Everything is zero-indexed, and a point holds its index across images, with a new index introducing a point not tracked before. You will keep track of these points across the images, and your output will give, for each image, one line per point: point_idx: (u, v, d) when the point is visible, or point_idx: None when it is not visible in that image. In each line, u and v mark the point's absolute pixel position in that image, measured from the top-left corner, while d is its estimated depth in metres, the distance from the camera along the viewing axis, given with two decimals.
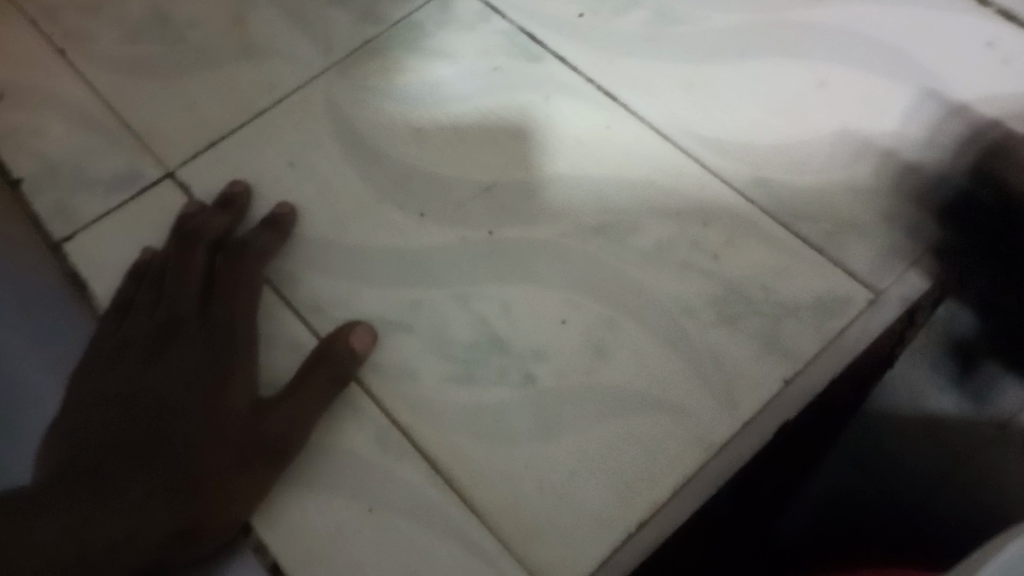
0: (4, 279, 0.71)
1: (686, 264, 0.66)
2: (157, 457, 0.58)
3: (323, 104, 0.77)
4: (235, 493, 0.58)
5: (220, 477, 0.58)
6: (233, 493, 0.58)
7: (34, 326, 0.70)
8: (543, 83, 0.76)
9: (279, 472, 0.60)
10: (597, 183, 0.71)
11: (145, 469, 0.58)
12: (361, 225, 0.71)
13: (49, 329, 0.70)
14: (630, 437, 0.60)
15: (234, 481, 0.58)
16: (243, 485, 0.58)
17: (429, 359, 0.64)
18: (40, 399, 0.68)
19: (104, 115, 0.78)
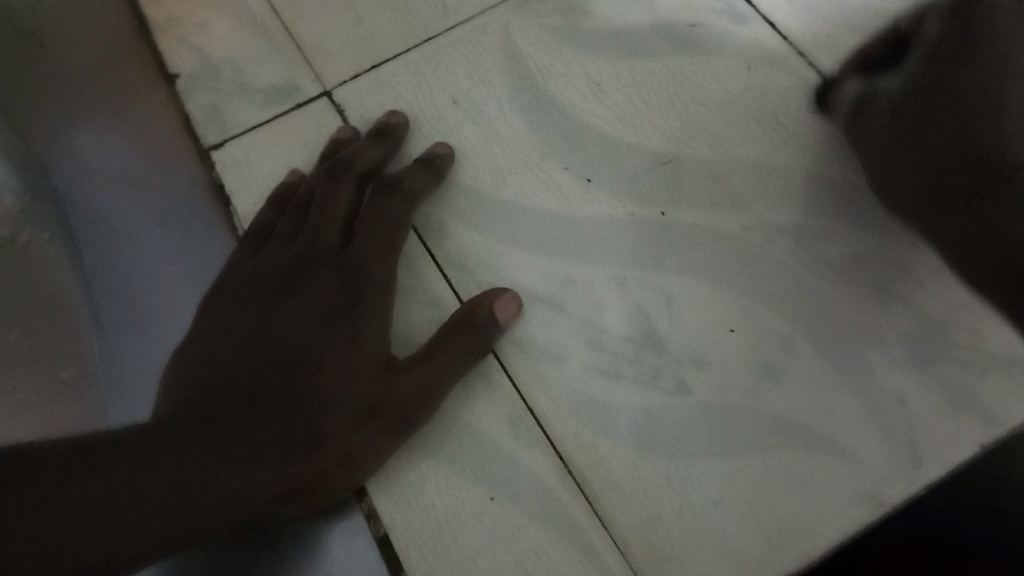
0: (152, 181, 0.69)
1: (884, 288, 0.59)
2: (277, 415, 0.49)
3: (499, 38, 0.71)
4: (357, 454, 0.53)
5: (347, 434, 0.52)
6: (355, 455, 0.53)
7: (181, 233, 0.67)
8: (746, 51, 0.68)
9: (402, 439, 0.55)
10: (792, 176, 0.63)
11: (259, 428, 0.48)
12: (520, 181, 0.65)
13: (194, 240, 0.67)
14: (794, 474, 0.55)
15: (360, 440, 0.53)
16: (366, 445, 0.53)
17: (576, 345, 0.59)
18: (177, 314, 0.65)
19: (271, 19, 0.74)
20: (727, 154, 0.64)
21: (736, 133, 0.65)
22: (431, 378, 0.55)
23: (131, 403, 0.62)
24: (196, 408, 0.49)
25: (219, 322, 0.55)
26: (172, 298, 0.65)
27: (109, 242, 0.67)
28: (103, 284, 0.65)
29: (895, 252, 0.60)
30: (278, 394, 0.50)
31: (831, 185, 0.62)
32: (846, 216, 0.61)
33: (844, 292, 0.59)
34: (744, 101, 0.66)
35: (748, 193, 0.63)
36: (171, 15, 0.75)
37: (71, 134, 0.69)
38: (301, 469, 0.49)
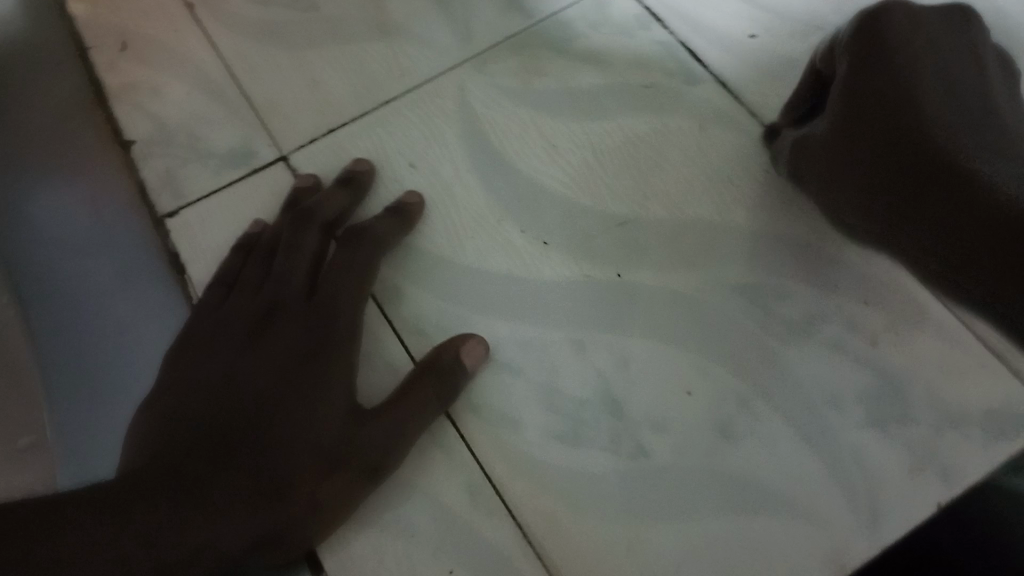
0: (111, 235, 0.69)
1: (839, 345, 0.59)
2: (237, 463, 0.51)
3: (455, 100, 0.71)
4: (322, 502, 0.53)
5: (309, 479, 0.52)
6: (320, 502, 0.53)
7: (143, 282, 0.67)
8: (698, 111, 0.69)
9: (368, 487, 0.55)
10: (747, 234, 0.64)
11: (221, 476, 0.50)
12: (477, 243, 0.65)
13: (154, 289, 0.67)
14: (752, 537, 0.54)
15: (323, 486, 0.53)
16: (330, 492, 0.53)
17: (533, 409, 0.59)
18: (142, 363, 0.64)
19: (226, 82, 0.73)
20: (681, 215, 0.65)
21: (690, 194, 0.66)
22: (397, 424, 0.55)
23: (99, 459, 0.61)
24: (169, 454, 0.51)
25: (187, 376, 0.57)
26: (135, 346, 0.65)
27: (69, 306, 0.66)
28: (63, 348, 0.64)
29: (850, 308, 0.61)
30: (239, 445, 0.52)
31: (786, 243, 0.63)
32: (799, 273, 0.62)
33: (802, 351, 0.59)
34: (696, 161, 0.67)
35: (703, 253, 0.63)
36: (125, 80, 0.74)
37: (32, 198, 0.70)
38: (262, 518, 0.51)
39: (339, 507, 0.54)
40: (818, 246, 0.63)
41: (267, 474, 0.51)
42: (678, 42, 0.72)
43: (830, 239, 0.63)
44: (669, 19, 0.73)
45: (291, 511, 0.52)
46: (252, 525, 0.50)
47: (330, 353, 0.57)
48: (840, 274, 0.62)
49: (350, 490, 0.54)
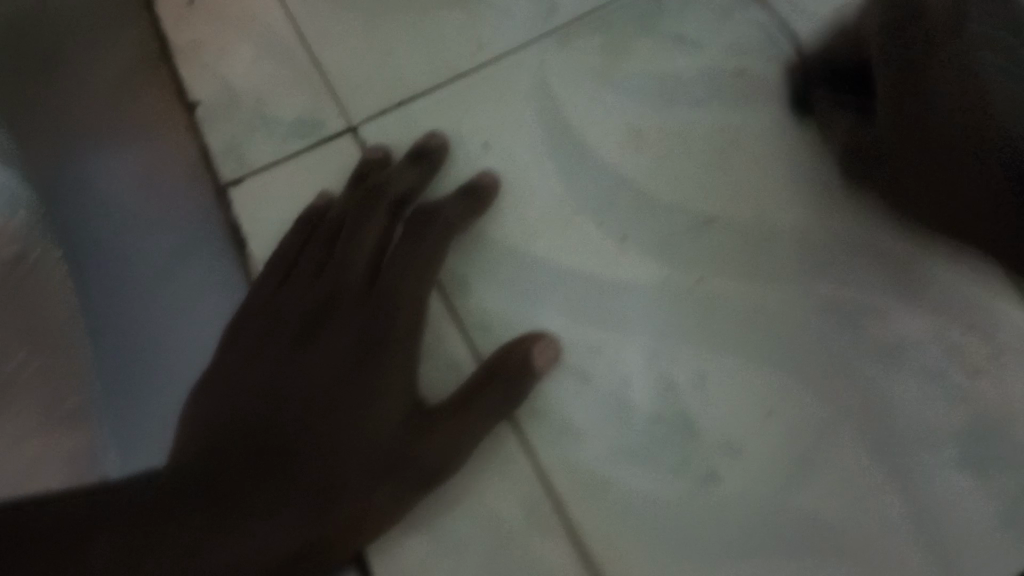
0: (159, 194, 0.67)
1: (936, 377, 0.55)
2: (295, 465, 0.50)
3: (534, 76, 0.67)
4: (376, 506, 0.51)
5: (366, 486, 0.50)
6: (377, 506, 0.51)
7: (188, 232, 0.66)
8: (795, 104, 0.64)
9: (425, 495, 0.53)
10: (843, 245, 0.59)
11: (280, 480, 0.49)
12: (550, 237, 0.61)
13: (194, 241, 0.66)
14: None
15: (378, 493, 0.51)
16: (386, 499, 0.51)
17: (599, 422, 0.56)
18: (196, 325, 0.64)
19: (296, 44, 0.70)
20: (772, 221, 0.60)
21: (783, 197, 0.61)
22: (457, 429, 0.53)
23: (154, 437, 0.61)
24: (224, 451, 0.50)
25: (237, 365, 0.54)
26: (186, 306, 0.64)
27: (126, 280, 0.65)
28: (118, 325, 0.63)
29: (952, 336, 0.56)
30: (295, 447, 0.50)
31: (888, 261, 0.58)
32: (897, 294, 0.57)
33: (897, 380, 0.55)
34: (792, 160, 0.62)
35: (794, 266, 0.59)
36: (191, 37, 0.71)
37: (91, 165, 0.68)
38: (316, 524, 0.49)
39: (395, 513, 0.52)
40: (921, 264, 0.58)
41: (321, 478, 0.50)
42: (779, 24, 0.67)
43: (937, 258, 0.58)
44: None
45: (346, 517, 0.50)
46: (302, 532, 0.48)
47: (392, 349, 0.54)
48: (946, 302, 0.57)
49: (407, 495, 0.52)
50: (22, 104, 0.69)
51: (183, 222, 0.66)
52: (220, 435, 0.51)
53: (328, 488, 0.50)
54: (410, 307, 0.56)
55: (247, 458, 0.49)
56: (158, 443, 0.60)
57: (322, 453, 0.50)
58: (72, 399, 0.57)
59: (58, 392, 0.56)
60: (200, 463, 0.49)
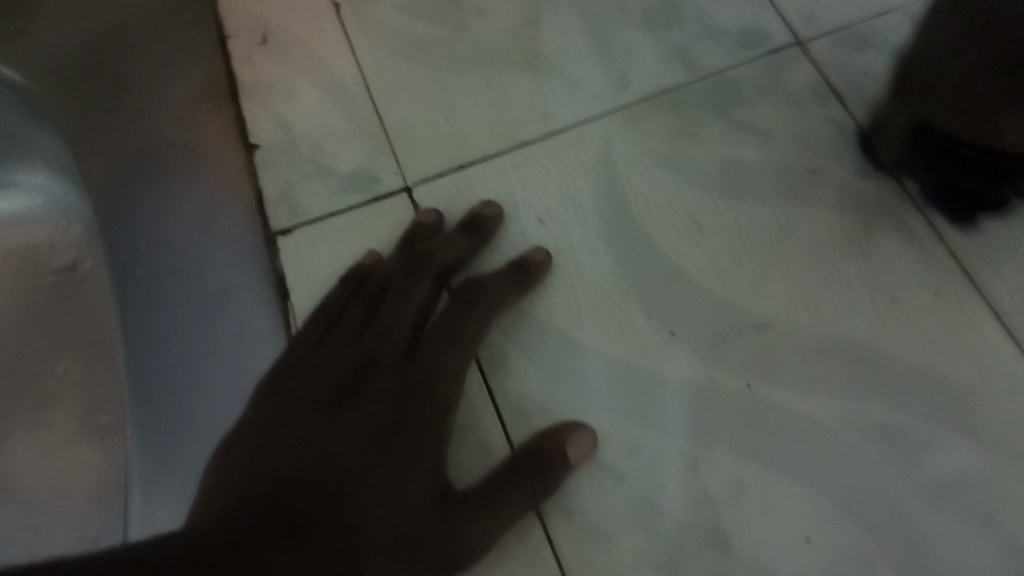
0: (212, 233, 0.66)
1: (988, 520, 0.52)
2: (321, 537, 0.47)
3: (598, 153, 0.66)
4: None
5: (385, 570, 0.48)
6: None
7: (238, 273, 0.64)
8: (863, 211, 0.62)
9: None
10: (901, 367, 0.56)
11: (304, 551, 0.46)
12: (596, 322, 0.60)
13: (243, 285, 0.64)
14: None
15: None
16: None
17: (631, 527, 0.53)
18: (233, 375, 0.61)
19: (362, 95, 0.69)
20: (829, 333, 0.58)
21: (840, 306, 0.59)
22: (479, 514, 0.51)
23: (173, 500, 0.57)
24: (250, 515, 0.47)
25: (267, 426, 0.53)
26: (225, 351, 0.62)
27: (164, 317, 0.63)
28: (156, 364, 0.62)
29: (1009, 478, 0.53)
30: (319, 517, 0.48)
31: (949, 389, 0.56)
32: (953, 425, 0.55)
33: (947, 520, 0.53)
34: (859, 270, 0.60)
35: (847, 382, 0.56)
36: (260, 79, 0.71)
37: (149, 193, 0.67)
38: None
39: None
40: (983, 394, 0.55)
41: (344, 553, 0.47)
42: (857, 126, 0.65)
43: (999, 392, 0.55)
44: (848, 97, 0.66)
45: None
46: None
47: (424, 426, 0.53)
48: (1006, 441, 0.54)
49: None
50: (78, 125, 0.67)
51: (235, 264, 0.64)
52: (243, 498, 0.48)
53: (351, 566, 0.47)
54: (449, 381, 0.55)
55: (273, 524, 0.46)
56: (176, 506, 0.57)
57: (346, 530, 0.48)
58: (106, 415, 0.62)
59: (97, 410, 0.62)
60: (224, 522, 0.46)
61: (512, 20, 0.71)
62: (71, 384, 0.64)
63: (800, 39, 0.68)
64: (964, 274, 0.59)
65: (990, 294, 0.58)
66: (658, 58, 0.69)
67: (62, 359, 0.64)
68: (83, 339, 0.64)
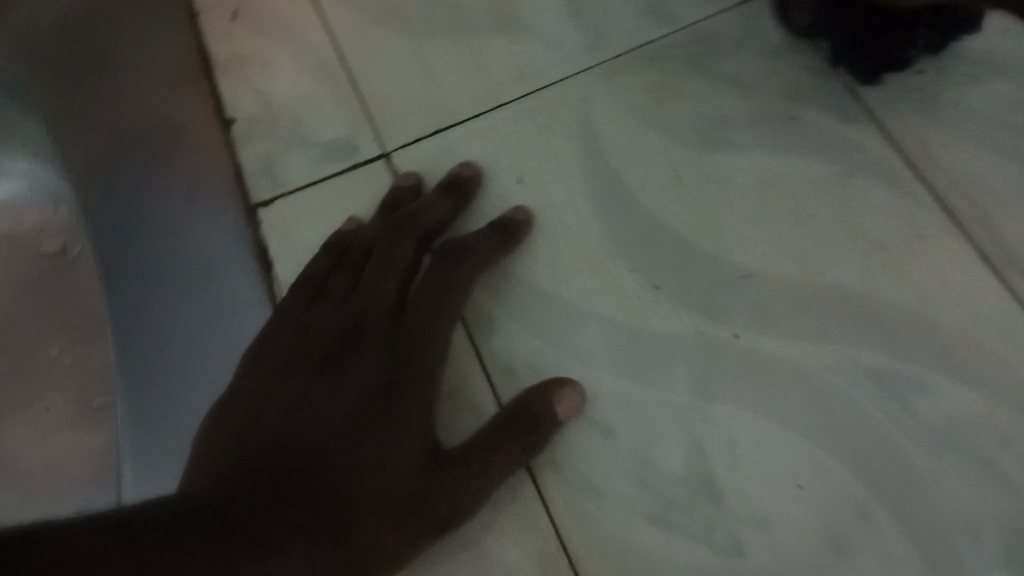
0: (188, 205, 0.65)
1: (979, 460, 0.52)
2: (312, 497, 0.47)
3: (577, 111, 0.65)
4: (384, 548, 0.48)
5: (376, 529, 0.48)
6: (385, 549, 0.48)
7: (217, 243, 0.64)
8: (846, 156, 0.61)
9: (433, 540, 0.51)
10: (886, 311, 0.56)
11: (295, 512, 0.46)
12: (581, 279, 0.59)
13: (222, 254, 0.63)
14: None
15: (389, 535, 0.48)
16: (395, 541, 0.49)
17: (623, 480, 0.53)
18: (217, 347, 0.60)
19: (338, 63, 0.69)
20: (815, 281, 0.57)
21: (827, 254, 0.58)
22: (472, 472, 0.51)
23: (162, 469, 0.57)
24: (241, 478, 0.47)
25: (253, 393, 0.52)
26: (207, 322, 0.61)
27: (146, 288, 0.63)
28: (140, 334, 0.62)
29: (999, 417, 0.53)
30: (309, 479, 0.47)
31: (937, 329, 0.55)
32: (943, 367, 0.54)
33: (938, 464, 0.52)
34: (843, 217, 0.59)
35: (835, 327, 0.56)
36: (235, 51, 0.70)
37: (129, 166, 0.66)
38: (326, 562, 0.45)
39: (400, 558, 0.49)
40: (971, 335, 0.55)
41: (336, 517, 0.47)
42: (837, 71, 0.64)
43: (988, 331, 0.55)
44: (828, 43, 0.65)
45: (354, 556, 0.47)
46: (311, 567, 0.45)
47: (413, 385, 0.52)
48: (995, 378, 0.54)
49: (413, 541, 0.49)
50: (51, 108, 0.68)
51: (213, 233, 0.64)
52: (233, 461, 0.48)
53: (342, 525, 0.47)
54: (437, 340, 0.55)
55: (263, 486, 0.46)
56: (165, 475, 0.57)
57: (337, 490, 0.47)
58: (98, 398, 0.64)
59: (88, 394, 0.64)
60: (214, 486, 0.46)
61: None
62: (63, 368, 0.65)
63: None
64: (948, 214, 0.59)
65: (976, 234, 0.58)
66: (637, 13, 0.68)
67: (57, 342, 0.66)
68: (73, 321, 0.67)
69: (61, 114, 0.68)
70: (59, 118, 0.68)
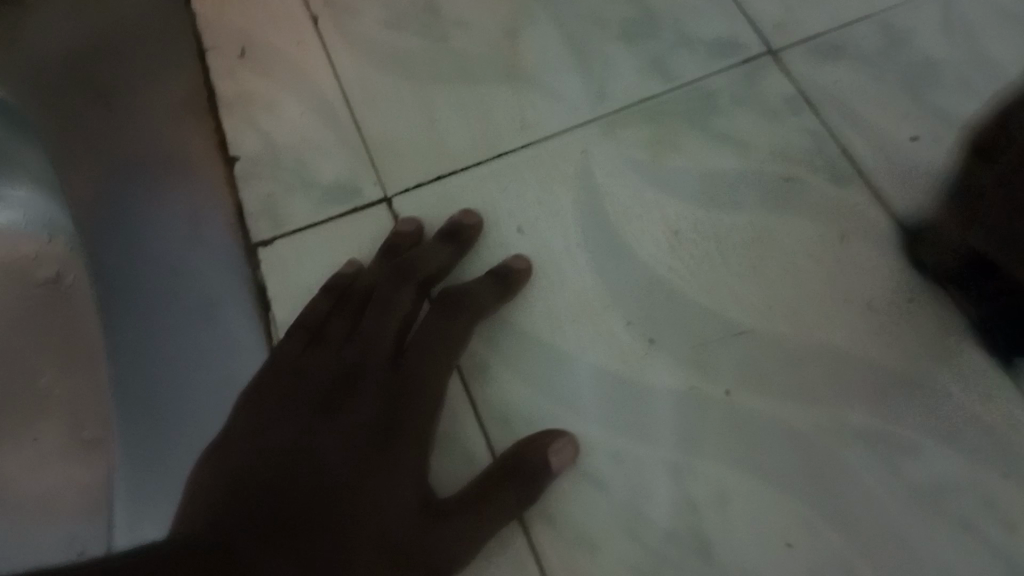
0: (190, 242, 0.65)
1: (965, 522, 0.53)
2: (305, 543, 0.47)
3: (577, 162, 0.66)
4: None
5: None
6: None
7: (217, 280, 0.64)
8: (839, 217, 0.63)
9: None
10: (875, 370, 0.57)
11: (289, 558, 0.46)
12: (577, 330, 0.60)
13: (220, 292, 0.64)
14: None
15: None
16: None
17: (614, 533, 0.54)
18: (215, 385, 0.61)
19: (342, 107, 0.70)
20: (807, 340, 0.58)
21: (818, 313, 0.59)
22: (466, 522, 0.51)
23: (155, 509, 0.57)
24: (233, 521, 0.47)
25: (253, 432, 0.53)
26: (206, 360, 0.61)
27: (145, 324, 0.63)
28: (138, 370, 0.61)
29: (984, 480, 0.54)
30: (300, 525, 0.47)
31: (924, 391, 0.56)
32: (930, 429, 0.55)
33: (926, 526, 0.53)
34: (834, 277, 0.61)
35: (825, 385, 0.57)
36: (241, 91, 0.71)
37: (134, 202, 0.67)
38: None
39: None
40: (958, 398, 0.56)
41: (327, 557, 0.47)
42: (831, 133, 0.66)
43: (975, 395, 0.56)
44: (823, 105, 0.67)
45: None
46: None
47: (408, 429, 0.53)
48: (981, 440, 0.55)
49: None
50: (56, 141, 0.68)
51: (212, 270, 0.64)
52: (227, 503, 0.48)
53: (336, 571, 0.47)
54: (434, 387, 0.55)
55: (257, 527, 0.46)
56: (158, 514, 0.56)
57: (331, 536, 0.48)
58: (91, 429, 0.63)
59: (82, 426, 0.64)
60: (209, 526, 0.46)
61: (492, 32, 0.72)
62: (54, 399, 0.65)
63: (775, 49, 0.69)
64: (938, 279, 0.60)
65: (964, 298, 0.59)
66: (637, 69, 0.70)
67: (46, 373, 0.66)
68: (70, 347, 0.67)
69: (64, 146, 0.68)
70: (60, 147, 0.68)
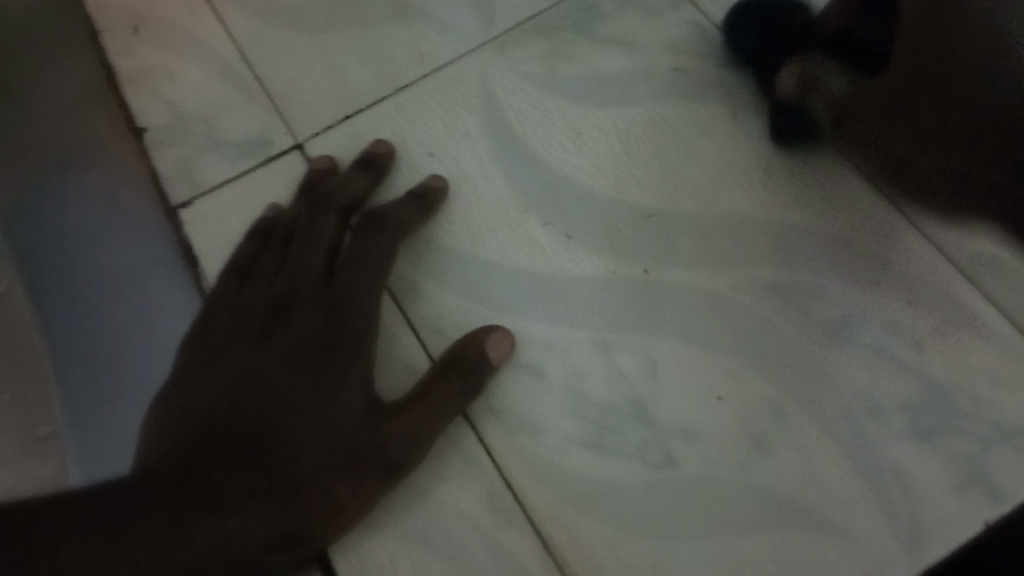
0: (114, 217, 0.67)
1: (877, 351, 0.57)
2: (257, 466, 0.50)
3: (476, 83, 0.68)
4: (342, 500, 0.51)
5: (329, 484, 0.50)
6: (342, 501, 0.51)
7: (143, 248, 0.66)
8: (730, 98, 0.66)
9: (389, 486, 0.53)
10: (779, 230, 0.60)
11: (244, 484, 0.49)
12: (497, 236, 0.62)
13: (150, 258, 0.65)
14: (772, 549, 0.52)
15: (345, 490, 0.51)
16: (355, 496, 0.51)
17: (557, 413, 0.56)
18: (155, 339, 0.63)
19: (241, 65, 0.71)
20: (714, 212, 0.61)
21: (723, 187, 0.62)
22: (417, 419, 0.53)
23: (112, 451, 0.60)
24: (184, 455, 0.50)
25: (203, 366, 0.55)
26: (143, 318, 0.64)
27: (81, 292, 0.65)
28: (79, 334, 0.63)
29: (889, 311, 0.58)
30: (251, 453, 0.50)
31: (826, 242, 0.60)
32: (836, 274, 0.59)
33: (843, 361, 0.57)
34: (732, 152, 0.64)
35: (736, 250, 0.60)
36: (139, 64, 0.71)
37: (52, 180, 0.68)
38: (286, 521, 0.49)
39: (357, 506, 0.52)
40: (859, 243, 0.60)
41: (280, 475, 0.50)
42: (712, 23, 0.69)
43: (874, 239, 0.60)
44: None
45: (312, 506, 0.50)
46: (269, 525, 0.49)
47: (347, 340, 0.54)
48: (882, 277, 0.59)
49: (367, 488, 0.52)
50: None
51: (139, 236, 0.66)
52: (179, 439, 0.51)
53: (293, 485, 0.50)
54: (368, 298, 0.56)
55: (210, 457, 0.50)
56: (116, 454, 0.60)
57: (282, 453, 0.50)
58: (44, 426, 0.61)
59: (33, 420, 0.61)
60: (166, 461, 0.50)
61: None
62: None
63: None
64: None
65: None
66: None
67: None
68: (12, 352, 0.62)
69: None
70: None
